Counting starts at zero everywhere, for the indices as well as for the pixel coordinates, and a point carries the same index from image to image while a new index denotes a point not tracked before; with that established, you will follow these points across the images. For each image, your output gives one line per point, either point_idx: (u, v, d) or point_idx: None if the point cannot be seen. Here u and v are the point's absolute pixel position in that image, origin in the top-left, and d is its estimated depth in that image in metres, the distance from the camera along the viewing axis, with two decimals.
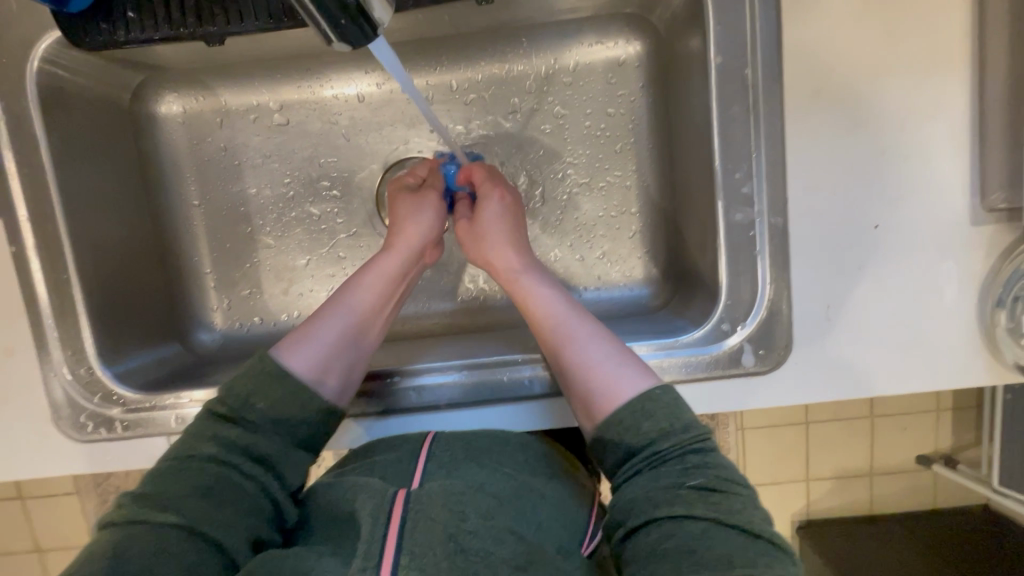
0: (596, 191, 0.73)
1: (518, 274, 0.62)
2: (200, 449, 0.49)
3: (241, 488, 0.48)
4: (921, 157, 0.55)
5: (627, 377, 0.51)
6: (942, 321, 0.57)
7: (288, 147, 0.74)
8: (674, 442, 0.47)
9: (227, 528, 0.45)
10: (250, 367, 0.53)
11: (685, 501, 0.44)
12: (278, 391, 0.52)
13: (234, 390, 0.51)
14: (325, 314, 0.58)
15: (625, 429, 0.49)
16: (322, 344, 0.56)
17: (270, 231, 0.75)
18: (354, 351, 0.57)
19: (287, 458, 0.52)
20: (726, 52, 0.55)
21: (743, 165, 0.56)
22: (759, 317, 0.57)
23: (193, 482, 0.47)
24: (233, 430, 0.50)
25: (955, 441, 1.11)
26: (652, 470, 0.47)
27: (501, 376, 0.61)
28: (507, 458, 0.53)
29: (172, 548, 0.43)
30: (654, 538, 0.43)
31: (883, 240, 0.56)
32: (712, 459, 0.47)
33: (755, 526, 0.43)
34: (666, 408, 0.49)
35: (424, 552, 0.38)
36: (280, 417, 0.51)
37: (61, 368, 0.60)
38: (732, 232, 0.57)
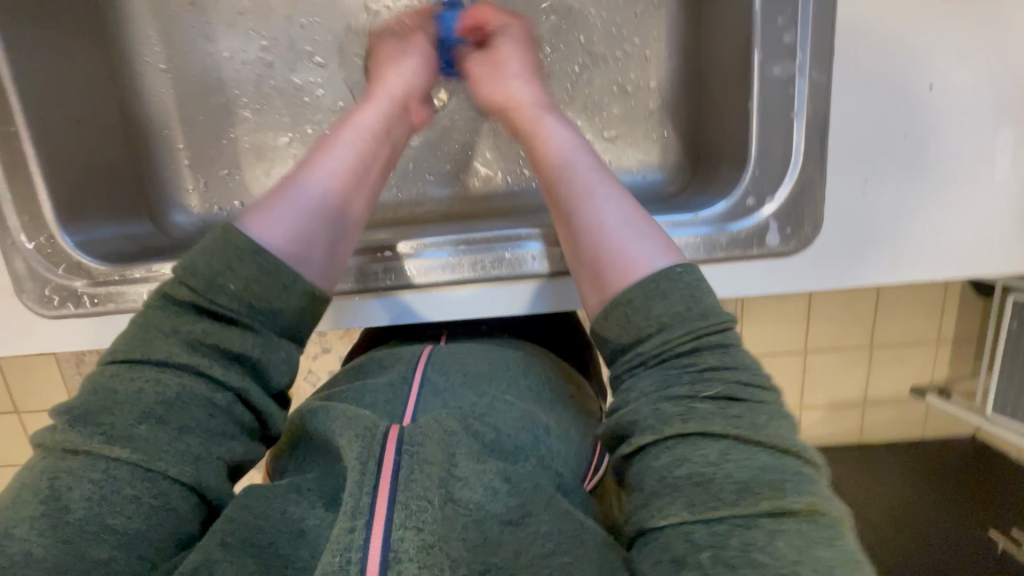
0: (611, 63, 0.65)
1: (541, 114, 0.56)
2: (157, 351, 0.41)
3: (211, 401, 0.41)
4: (990, 1, 0.48)
5: (646, 248, 0.46)
6: (988, 198, 0.52)
7: (264, 2, 0.66)
8: (685, 332, 0.41)
9: (195, 457, 0.39)
10: (213, 241, 0.44)
11: (701, 415, 0.37)
12: (250, 272, 0.44)
13: (197, 270, 0.43)
14: (297, 177, 0.51)
15: (636, 311, 0.43)
16: (299, 206, 0.49)
17: (248, 103, 0.68)
18: (336, 215, 0.51)
19: (269, 356, 0.45)
20: None
21: (786, 9, 0.49)
22: (790, 188, 0.52)
23: (150, 394, 0.39)
24: (197, 326, 0.42)
25: (948, 374, 1.09)
26: (660, 373, 0.41)
27: (499, 252, 0.56)
28: (509, 383, 0.50)
29: (129, 490, 0.36)
30: (665, 462, 0.37)
31: (937, 103, 0.50)
32: (729, 359, 0.40)
33: (783, 442, 0.36)
34: (685, 288, 0.43)
35: (422, 507, 0.32)
36: (261, 303, 0.44)
37: (20, 236, 0.54)
38: (767, 88, 0.51)
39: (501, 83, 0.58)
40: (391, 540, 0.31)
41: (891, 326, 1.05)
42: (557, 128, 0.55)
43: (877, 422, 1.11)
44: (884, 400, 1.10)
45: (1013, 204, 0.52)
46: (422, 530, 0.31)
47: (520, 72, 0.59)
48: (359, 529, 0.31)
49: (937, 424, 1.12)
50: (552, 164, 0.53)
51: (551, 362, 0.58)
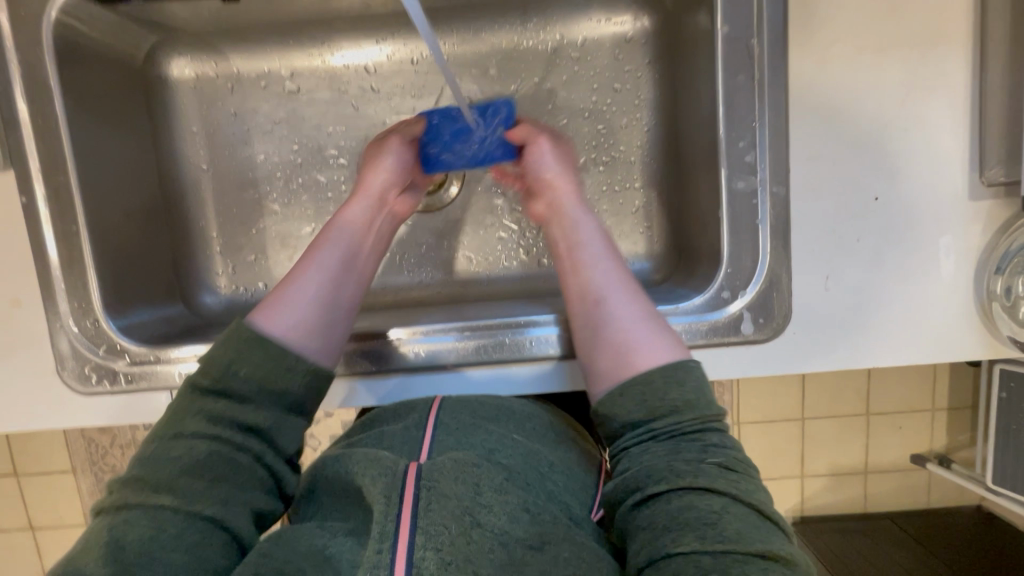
0: (599, 166, 0.74)
1: (580, 212, 0.61)
2: (185, 427, 0.47)
3: (236, 462, 0.47)
4: (922, 131, 0.56)
5: (664, 347, 0.52)
6: (940, 295, 0.58)
7: (297, 115, 0.75)
8: (695, 416, 0.48)
9: (228, 506, 0.45)
10: (226, 338, 0.51)
11: (706, 473, 0.44)
12: (258, 357, 0.50)
13: (215, 359, 0.50)
14: (299, 272, 0.56)
15: (653, 393, 0.49)
16: (302, 296, 0.55)
17: (277, 197, 0.76)
18: (334, 306, 0.56)
19: (281, 425, 0.51)
20: (733, 23, 0.56)
21: (747, 134, 0.57)
22: (760, 284, 0.58)
23: (186, 459, 0.46)
24: (219, 402, 0.49)
25: (948, 441, 1.11)
26: (672, 444, 0.47)
27: (501, 338, 0.62)
28: (514, 425, 0.54)
29: (172, 531, 0.42)
30: (676, 507, 0.42)
31: (885, 211, 0.57)
32: (728, 440, 0.48)
33: (768, 506, 0.44)
34: (696, 383, 0.50)
35: (438, 531, 0.37)
36: (267, 383, 0.50)
37: (69, 320, 0.61)
38: (733, 199, 0.58)
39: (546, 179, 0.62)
40: (414, 559, 0.36)
41: (883, 395, 1.09)
42: (586, 220, 0.61)
43: (878, 491, 1.13)
44: (887, 468, 1.12)
45: (964, 297, 0.58)
46: (439, 552, 0.36)
47: (565, 172, 0.63)
48: (385, 551, 0.36)
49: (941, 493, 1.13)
50: (580, 260, 0.59)
51: (555, 413, 0.61)
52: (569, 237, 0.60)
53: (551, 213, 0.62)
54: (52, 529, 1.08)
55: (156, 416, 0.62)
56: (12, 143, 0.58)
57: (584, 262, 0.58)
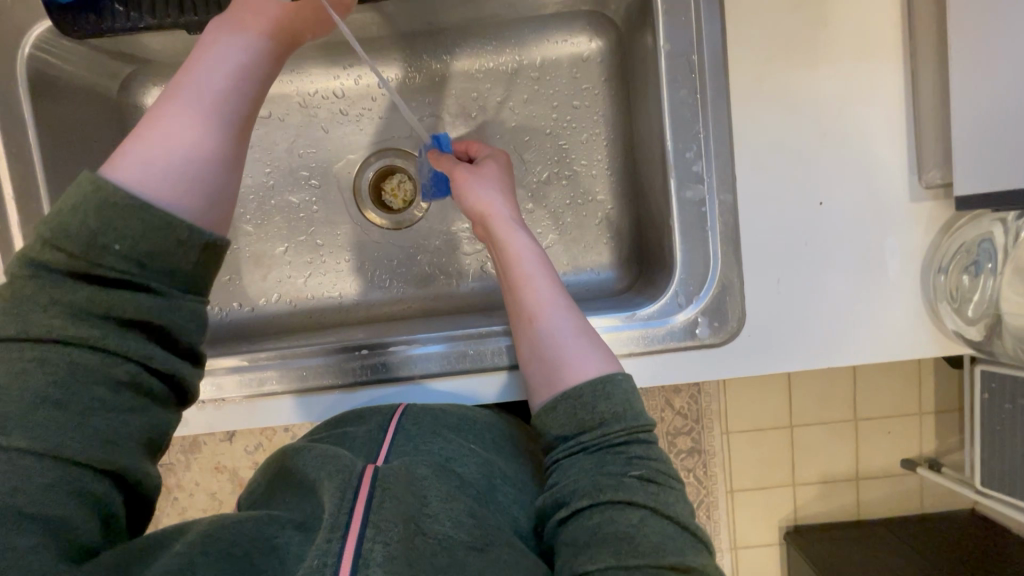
0: (562, 180, 0.76)
1: (510, 227, 0.61)
2: (36, 330, 0.37)
3: (114, 375, 0.39)
4: (860, 136, 0.58)
5: (594, 358, 0.53)
6: (889, 294, 0.60)
7: (269, 139, 0.78)
8: (622, 428, 0.49)
9: (103, 439, 0.38)
10: (74, 197, 0.38)
11: (628, 487, 0.45)
12: (134, 224, 0.38)
13: (64, 231, 0.37)
14: (166, 108, 0.43)
15: (584, 408, 0.50)
16: (162, 146, 0.41)
17: (251, 219, 0.78)
18: (205, 154, 0.43)
19: (171, 315, 0.41)
20: (674, 40, 0.59)
21: (693, 144, 0.59)
22: (713, 288, 0.60)
23: (51, 361, 0.37)
24: (82, 292, 0.38)
25: (939, 445, 1.11)
26: (597, 457, 0.48)
27: (465, 348, 0.63)
28: (474, 434, 0.55)
29: (39, 477, 0.35)
30: (596, 522, 0.44)
31: (829, 215, 0.59)
32: (653, 450, 0.49)
33: (684, 518, 0.45)
34: (625, 394, 0.50)
35: (389, 526, 0.39)
36: (149, 262, 0.39)
37: None
38: (684, 207, 0.60)
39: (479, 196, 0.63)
40: (361, 549, 0.38)
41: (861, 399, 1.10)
42: (516, 234, 0.61)
43: (872, 497, 1.14)
44: (879, 473, 1.13)
45: (912, 296, 0.60)
46: (387, 544, 0.38)
47: (497, 188, 0.64)
48: (336, 540, 0.38)
49: (932, 496, 1.15)
50: (513, 276, 0.59)
51: (517, 424, 0.63)
52: (502, 255, 0.61)
53: (486, 233, 0.63)
54: None
55: None
56: None
57: (517, 277, 0.59)
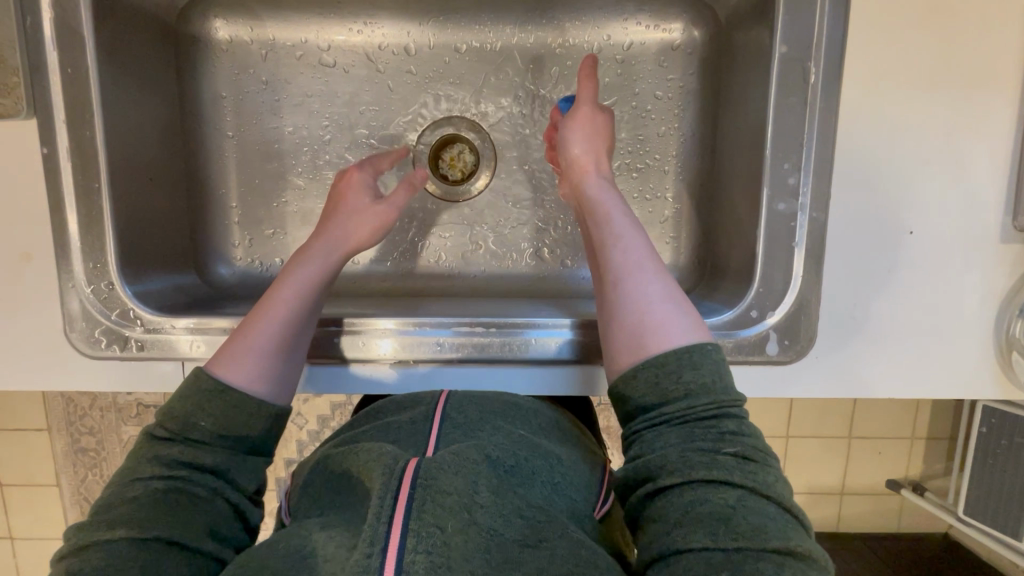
0: (633, 172, 0.73)
1: (597, 186, 0.61)
2: (140, 468, 0.47)
3: (194, 496, 0.47)
4: (963, 168, 0.56)
5: (682, 328, 0.51)
6: (961, 331, 0.59)
7: (330, 89, 0.73)
8: (709, 402, 0.47)
9: (179, 525, 0.44)
10: (187, 388, 0.51)
11: (722, 465, 0.44)
12: (217, 407, 0.50)
13: (172, 412, 0.50)
14: (257, 320, 0.55)
15: (665, 374, 0.48)
16: (258, 342, 0.54)
17: (301, 172, 0.74)
18: (292, 355, 0.56)
19: (237, 464, 0.51)
20: (791, 43, 0.56)
21: (792, 156, 0.57)
22: (789, 307, 0.58)
23: (140, 499, 0.45)
24: (175, 448, 0.49)
25: (925, 470, 1.13)
26: (685, 430, 0.46)
27: (526, 336, 0.61)
28: (519, 421, 0.55)
29: (127, 561, 0.41)
30: (689, 500, 0.43)
31: (916, 245, 0.58)
32: (745, 426, 0.47)
33: (785, 498, 0.43)
34: (713, 367, 0.48)
35: (430, 534, 0.36)
36: (229, 431, 0.50)
37: (81, 280, 0.58)
38: (772, 220, 0.58)
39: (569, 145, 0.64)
40: (402, 562, 0.35)
41: (869, 421, 1.11)
42: (606, 191, 0.60)
43: (854, 513, 1.15)
44: (864, 490, 1.14)
45: (984, 334, 0.59)
46: (430, 555, 0.35)
47: (592, 144, 0.63)
48: (376, 555, 0.35)
49: (909, 517, 1.16)
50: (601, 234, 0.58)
51: (563, 413, 0.63)
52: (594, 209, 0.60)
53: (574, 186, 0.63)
54: (23, 490, 1.06)
55: (164, 385, 0.61)
56: (38, 91, 0.55)
57: (611, 230, 0.57)
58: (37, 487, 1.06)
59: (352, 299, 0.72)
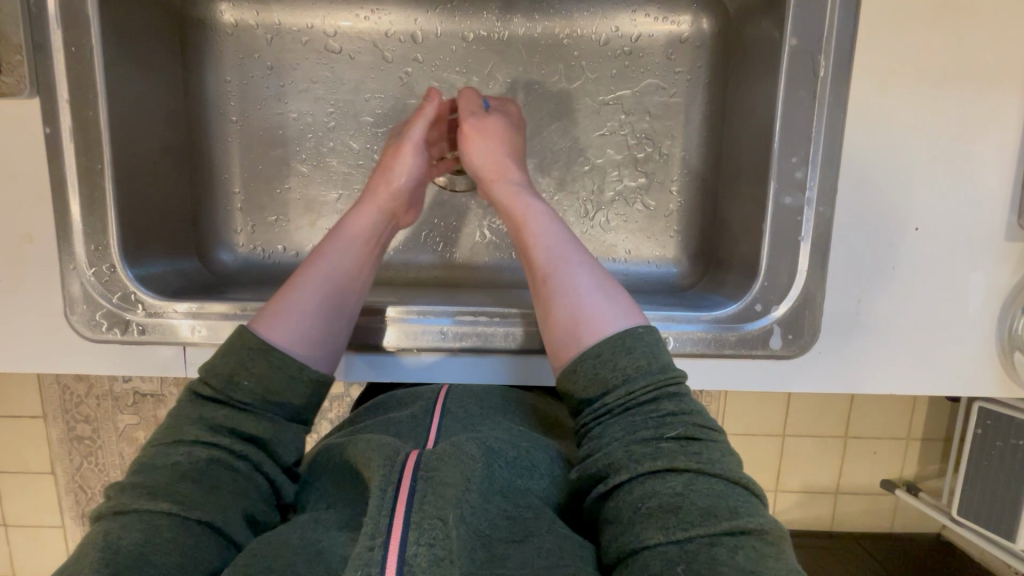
0: (637, 165, 0.73)
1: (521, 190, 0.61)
2: (184, 433, 0.47)
3: (235, 468, 0.47)
4: (969, 166, 0.56)
5: (615, 315, 0.52)
6: (962, 329, 0.59)
7: (336, 76, 0.72)
8: (644, 386, 0.48)
9: (216, 499, 0.44)
10: (234, 344, 0.51)
11: (666, 453, 0.44)
12: (260, 366, 0.51)
13: (219, 371, 0.50)
14: (301, 280, 0.56)
15: (602, 364, 0.50)
16: (303, 301, 0.55)
17: (305, 159, 0.73)
18: (335, 315, 0.56)
19: (277, 437, 0.50)
20: (801, 36, 0.56)
21: (800, 150, 0.57)
22: (793, 301, 0.58)
23: (182, 467, 0.45)
24: (222, 411, 0.49)
25: (920, 470, 1.14)
26: (627, 421, 0.47)
27: (530, 327, 0.61)
28: (518, 416, 0.55)
29: (167, 531, 0.41)
30: (639, 495, 0.42)
31: (921, 241, 0.58)
32: (686, 405, 0.47)
33: (734, 473, 0.43)
34: (647, 348, 0.50)
35: (434, 526, 0.35)
36: (274, 396, 0.51)
37: (82, 262, 0.58)
38: (778, 214, 0.58)
39: (489, 151, 0.63)
40: (405, 555, 0.34)
41: (865, 420, 1.12)
42: (529, 195, 0.61)
43: (849, 512, 1.16)
44: (859, 490, 1.15)
45: (983, 332, 0.59)
46: (432, 547, 0.34)
47: (505, 146, 0.63)
48: (377, 547, 0.34)
49: (904, 518, 1.17)
50: (527, 236, 0.58)
51: (563, 409, 0.63)
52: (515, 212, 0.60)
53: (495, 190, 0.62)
54: (18, 476, 1.05)
55: (164, 369, 0.61)
56: (41, 69, 0.55)
57: (532, 231, 0.58)
58: (32, 473, 1.05)
59: None
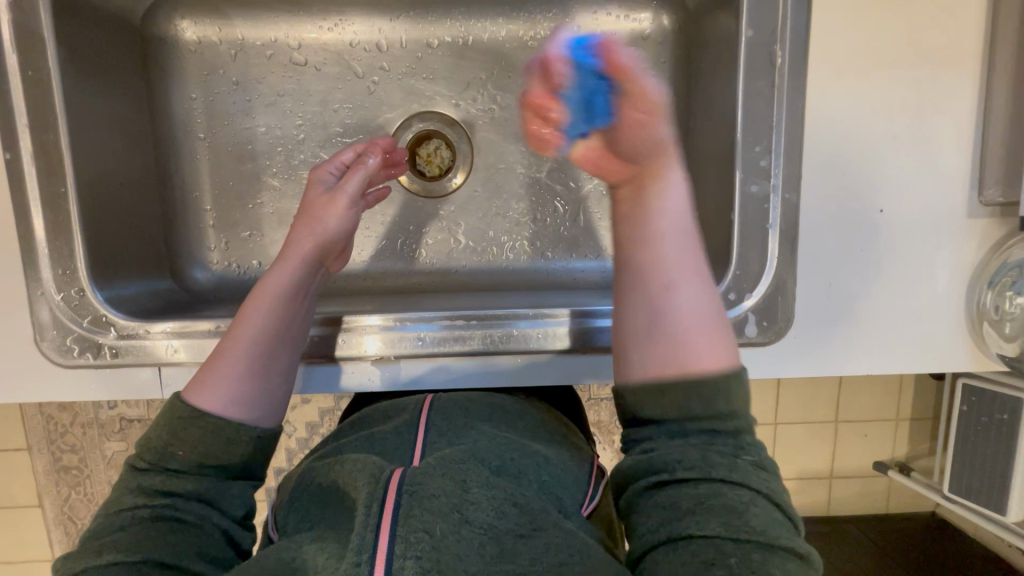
0: None
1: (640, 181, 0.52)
2: (125, 500, 0.48)
3: (180, 520, 0.47)
4: (929, 147, 0.58)
5: (718, 348, 0.48)
6: (933, 306, 0.60)
7: (302, 88, 0.72)
8: (737, 417, 0.46)
9: (165, 544, 0.45)
10: (162, 417, 0.51)
11: (740, 469, 0.44)
12: (195, 435, 0.50)
13: (151, 444, 0.50)
14: (229, 343, 0.54)
15: (698, 398, 0.46)
16: (232, 365, 0.53)
17: (276, 173, 0.73)
18: (270, 372, 0.54)
19: (222, 490, 0.51)
20: (757, 27, 0.57)
21: (763, 139, 0.58)
22: (766, 288, 0.59)
23: (126, 527, 0.46)
24: (157, 477, 0.49)
25: (911, 450, 1.15)
26: (705, 432, 0.46)
27: (509, 328, 0.61)
28: (505, 423, 0.55)
29: None
30: (703, 492, 0.43)
31: (888, 223, 0.59)
32: (761, 438, 0.47)
33: (792, 506, 0.45)
34: (743, 392, 0.46)
35: (419, 539, 0.36)
36: (210, 460, 0.50)
37: (50, 287, 0.57)
38: (746, 203, 0.59)
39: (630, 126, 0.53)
40: (391, 568, 0.34)
41: (854, 404, 1.13)
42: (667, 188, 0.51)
43: (844, 496, 1.17)
44: (853, 473, 1.16)
45: (955, 308, 0.60)
46: (418, 560, 0.35)
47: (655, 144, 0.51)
48: (364, 563, 0.35)
49: (899, 499, 1.18)
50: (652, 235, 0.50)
51: (547, 409, 0.63)
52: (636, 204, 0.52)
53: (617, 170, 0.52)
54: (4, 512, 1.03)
55: (139, 392, 0.60)
56: None
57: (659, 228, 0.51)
58: (18, 508, 1.03)
59: (333, 297, 0.71)
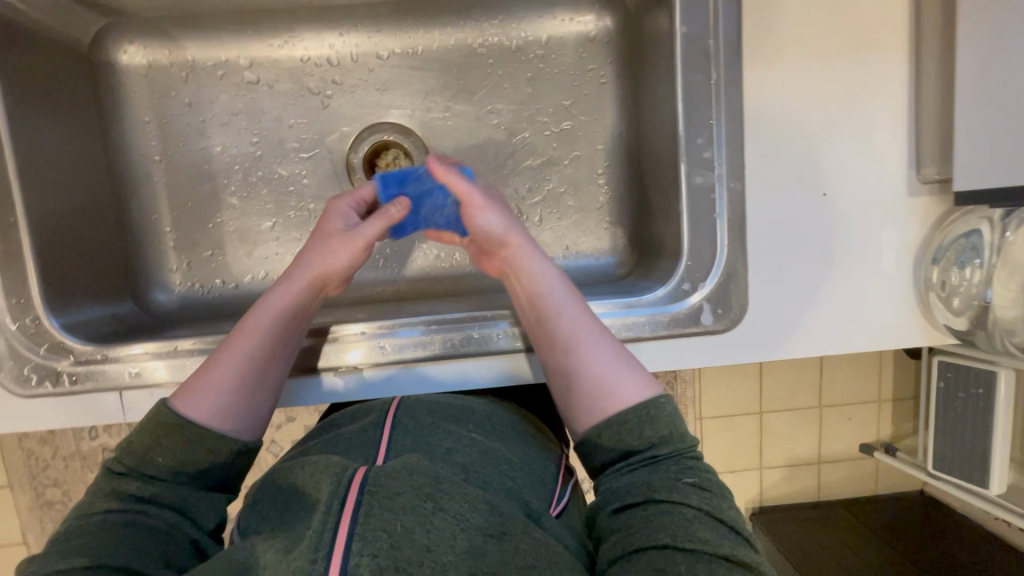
0: (565, 163, 0.75)
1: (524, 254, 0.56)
2: (99, 504, 0.48)
3: (151, 527, 0.47)
4: (865, 130, 0.59)
5: (636, 383, 0.51)
6: (883, 284, 0.62)
7: (256, 105, 0.73)
8: (671, 449, 0.49)
9: (134, 549, 0.45)
10: (146, 421, 0.51)
11: (684, 490, 0.47)
12: (174, 442, 0.50)
13: (131, 449, 0.50)
14: (223, 354, 0.53)
15: (630, 432, 0.49)
16: (224, 378, 0.52)
17: (235, 191, 0.73)
18: (257, 387, 0.54)
19: (196, 500, 0.51)
20: (691, 23, 0.58)
21: (704, 131, 0.59)
22: (718, 275, 0.60)
23: (97, 530, 0.46)
24: (133, 482, 0.49)
25: (895, 430, 1.17)
26: (648, 464, 0.49)
27: (470, 331, 0.62)
28: (473, 424, 0.55)
29: None
30: (652, 514, 0.45)
31: (833, 206, 0.60)
32: (705, 466, 0.50)
33: (738, 523, 0.46)
34: (670, 416, 0.50)
35: (377, 536, 0.36)
36: (184, 468, 0.50)
37: (5, 317, 0.57)
38: (693, 193, 0.60)
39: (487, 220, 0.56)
40: (346, 566, 0.34)
41: (834, 387, 1.14)
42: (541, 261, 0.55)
43: (832, 479, 1.18)
44: (839, 457, 1.17)
45: (903, 285, 0.62)
46: (374, 558, 0.35)
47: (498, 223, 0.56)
48: (319, 560, 0.35)
49: (887, 479, 1.19)
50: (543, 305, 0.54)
51: (514, 408, 0.63)
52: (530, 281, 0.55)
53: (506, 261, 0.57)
54: None
55: (101, 417, 0.60)
56: None
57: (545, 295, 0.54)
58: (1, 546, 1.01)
59: None
